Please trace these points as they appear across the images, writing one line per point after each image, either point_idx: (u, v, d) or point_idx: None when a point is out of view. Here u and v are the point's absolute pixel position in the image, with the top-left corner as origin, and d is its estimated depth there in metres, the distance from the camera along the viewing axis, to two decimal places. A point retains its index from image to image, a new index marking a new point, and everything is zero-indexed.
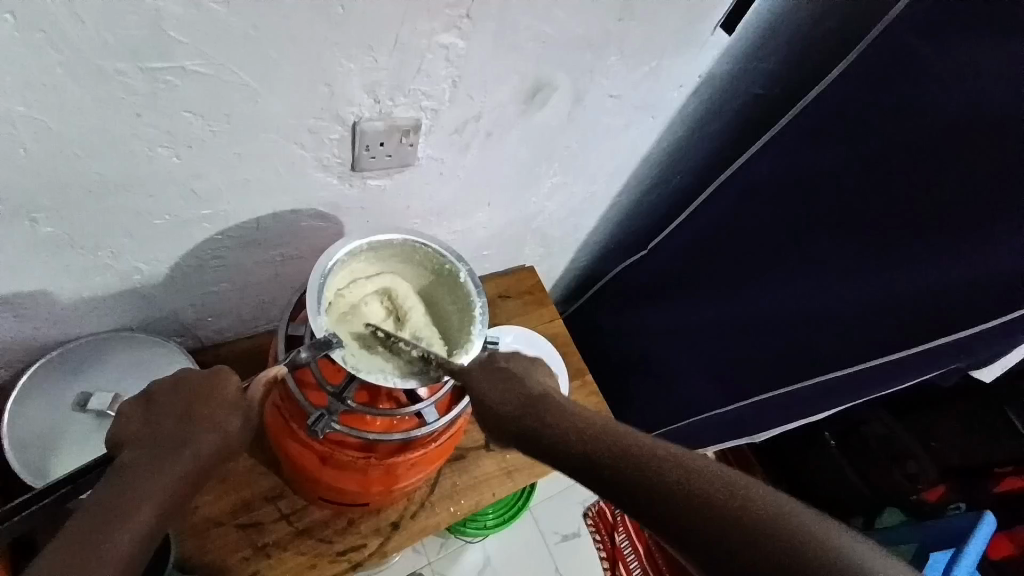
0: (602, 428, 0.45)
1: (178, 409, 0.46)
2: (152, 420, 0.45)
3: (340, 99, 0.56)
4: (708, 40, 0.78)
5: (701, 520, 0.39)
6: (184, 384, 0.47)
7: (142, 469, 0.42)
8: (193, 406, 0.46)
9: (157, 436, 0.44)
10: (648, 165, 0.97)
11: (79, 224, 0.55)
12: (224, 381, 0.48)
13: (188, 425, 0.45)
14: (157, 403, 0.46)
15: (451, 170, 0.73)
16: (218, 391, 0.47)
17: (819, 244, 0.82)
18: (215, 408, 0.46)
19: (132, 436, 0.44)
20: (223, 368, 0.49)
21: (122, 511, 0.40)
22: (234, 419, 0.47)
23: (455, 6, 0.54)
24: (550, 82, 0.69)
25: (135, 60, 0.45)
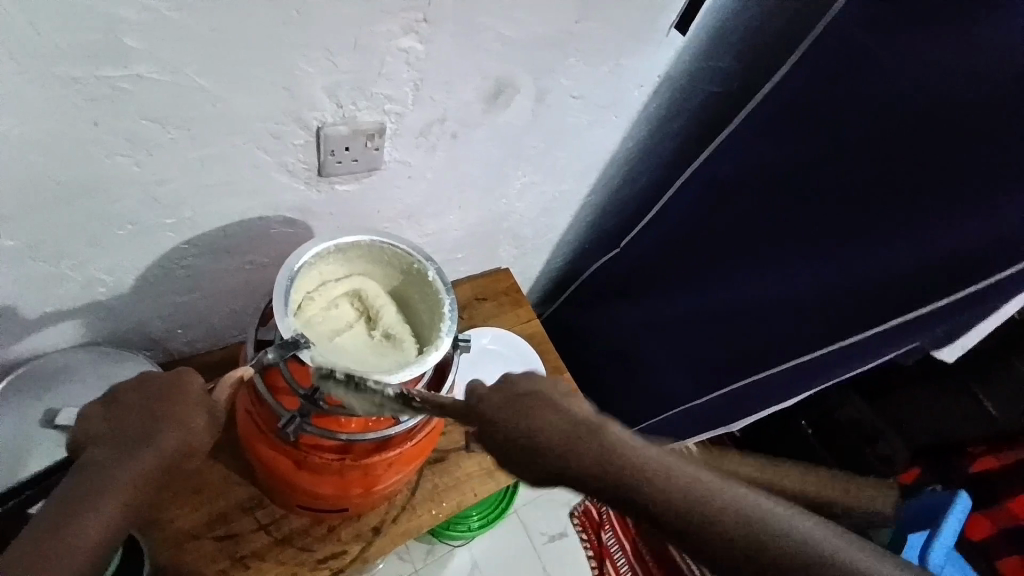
0: (641, 479, 0.34)
1: (141, 410, 0.45)
2: (115, 422, 0.44)
3: (302, 103, 0.56)
4: (664, 40, 0.81)
5: None
6: (149, 384, 0.47)
7: (103, 472, 0.42)
8: (157, 407, 0.45)
9: (119, 438, 0.44)
10: (615, 164, 1.00)
11: (39, 235, 0.54)
12: (188, 383, 0.47)
13: (150, 426, 0.44)
14: (120, 404, 0.45)
15: (419, 173, 0.74)
16: (183, 391, 0.47)
17: (780, 233, 0.85)
18: (179, 407, 0.46)
19: (95, 438, 0.44)
20: (186, 370, 0.48)
21: (83, 512, 0.40)
22: (199, 419, 0.46)
23: (412, 9, 0.55)
24: (513, 83, 0.71)
25: (91, 68, 0.45)
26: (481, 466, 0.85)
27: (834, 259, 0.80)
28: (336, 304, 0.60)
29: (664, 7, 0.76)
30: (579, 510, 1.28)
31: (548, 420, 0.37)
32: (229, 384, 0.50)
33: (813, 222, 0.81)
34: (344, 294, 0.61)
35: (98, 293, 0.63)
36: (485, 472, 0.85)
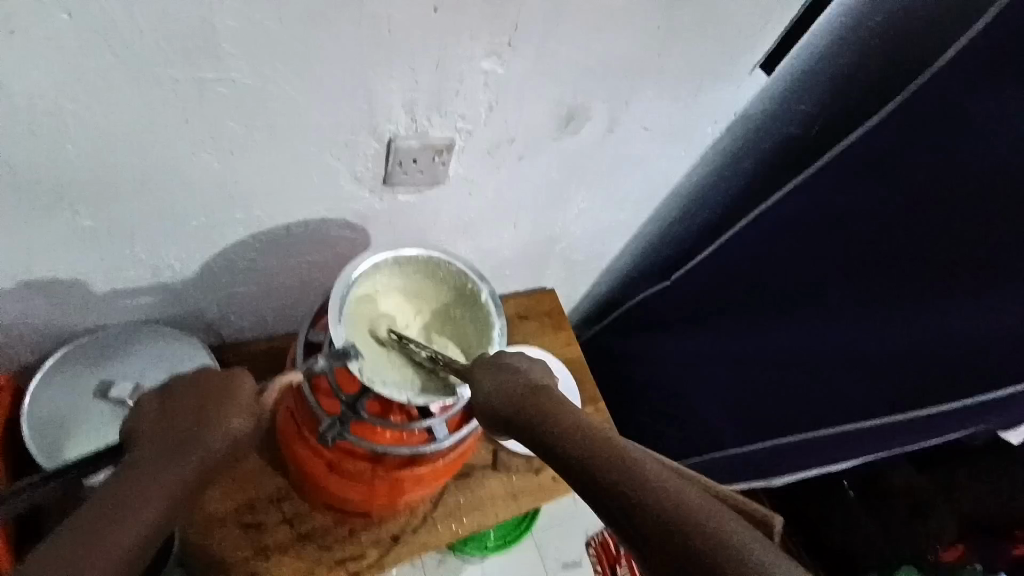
0: (641, 475, 0.38)
1: (192, 405, 0.45)
2: (167, 416, 0.45)
3: (378, 116, 0.57)
4: (747, 78, 0.78)
5: (663, 528, 0.36)
6: (202, 382, 0.47)
7: (150, 466, 0.41)
8: (207, 404, 0.46)
9: (170, 432, 0.44)
10: (676, 196, 0.97)
11: (117, 218, 0.56)
12: (239, 382, 0.48)
13: (199, 422, 0.44)
14: (173, 400, 0.46)
15: (479, 190, 0.74)
16: (233, 392, 0.47)
17: (847, 290, 0.81)
18: (227, 407, 0.46)
19: (148, 431, 0.44)
20: (239, 370, 0.49)
21: (130, 503, 0.39)
22: (244, 422, 0.46)
23: (497, 33, 0.55)
24: (585, 111, 0.70)
25: (189, 68, 0.46)
26: (505, 488, 0.85)
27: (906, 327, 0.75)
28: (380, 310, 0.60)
29: (751, 45, 0.73)
30: (596, 539, 1.22)
31: (571, 418, 0.45)
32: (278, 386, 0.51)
33: (885, 283, 0.77)
34: (386, 300, 0.60)
35: (164, 276, 0.66)
36: (509, 495, 0.84)
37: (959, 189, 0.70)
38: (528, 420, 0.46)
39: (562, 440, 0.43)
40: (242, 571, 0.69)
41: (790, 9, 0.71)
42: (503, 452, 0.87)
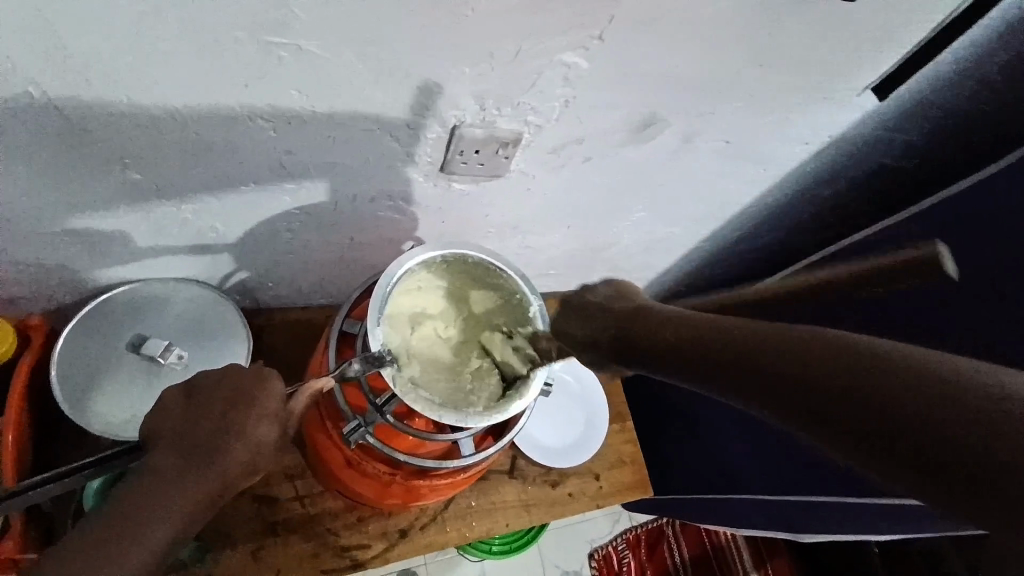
0: (726, 328, 0.39)
1: (214, 410, 0.44)
2: (187, 419, 0.44)
3: (445, 100, 0.53)
4: (853, 101, 0.70)
5: (774, 378, 0.36)
6: (229, 381, 0.46)
7: (166, 479, 0.41)
8: (230, 410, 0.44)
9: (188, 439, 0.43)
10: (744, 216, 0.90)
11: (165, 176, 0.54)
12: (266, 386, 0.46)
13: (220, 433, 0.43)
14: (196, 400, 0.45)
15: (538, 188, 0.69)
16: (261, 396, 0.45)
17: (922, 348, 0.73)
18: (252, 415, 0.44)
19: (170, 435, 0.43)
20: (268, 371, 0.47)
21: (149, 516, 0.40)
22: (268, 433, 0.45)
23: (589, 25, 0.49)
24: (665, 117, 0.64)
25: (254, 31, 0.43)
26: (519, 497, 0.82)
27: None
28: (416, 317, 0.56)
29: (866, 65, 0.65)
30: (598, 552, 1.26)
31: (652, 317, 0.45)
32: (308, 394, 0.49)
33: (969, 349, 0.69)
34: (422, 305, 0.57)
35: (206, 238, 0.64)
36: (522, 504, 0.82)
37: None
38: (591, 318, 0.49)
39: (642, 334, 0.44)
40: (249, 543, 0.68)
41: (921, 30, 0.62)
42: (522, 459, 0.84)
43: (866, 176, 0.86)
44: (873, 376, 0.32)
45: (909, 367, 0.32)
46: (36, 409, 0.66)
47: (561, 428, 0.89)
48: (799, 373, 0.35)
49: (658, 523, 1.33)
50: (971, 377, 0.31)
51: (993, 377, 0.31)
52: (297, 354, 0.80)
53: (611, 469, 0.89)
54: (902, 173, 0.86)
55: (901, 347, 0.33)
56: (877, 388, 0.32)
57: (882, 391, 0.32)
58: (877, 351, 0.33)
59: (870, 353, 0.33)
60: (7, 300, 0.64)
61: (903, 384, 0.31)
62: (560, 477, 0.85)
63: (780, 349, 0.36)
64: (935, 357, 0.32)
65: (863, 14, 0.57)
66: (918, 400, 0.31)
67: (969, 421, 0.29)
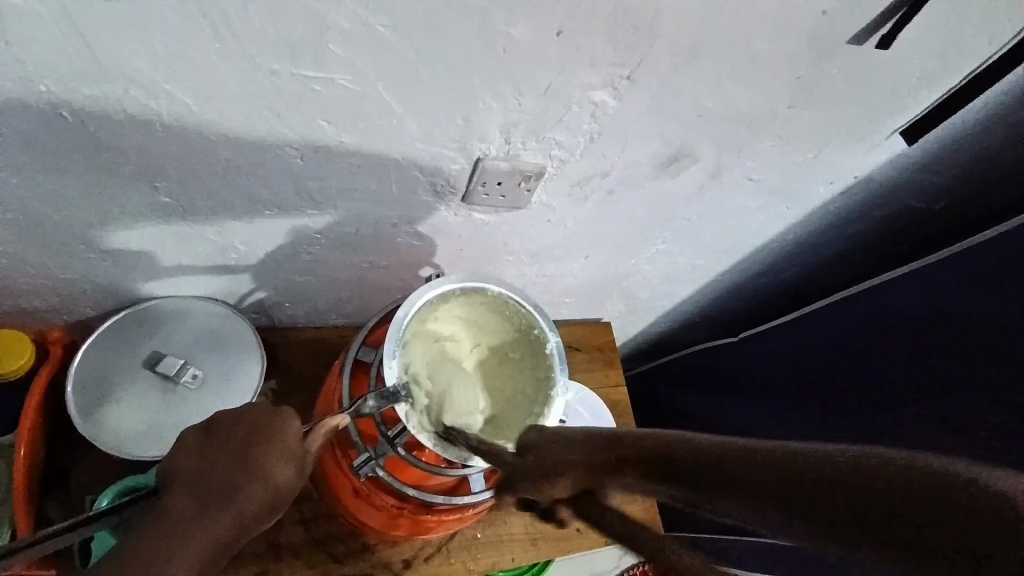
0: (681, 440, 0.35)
1: (234, 449, 0.45)
2: (207, 458, 0.44)
3: (473, 134, 0.53)
4: (882, 142, 0.69)
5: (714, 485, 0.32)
6: (249, 420, 0.46)
7: (181, 521, 0.41)
8: (249, 449, 0.45)
9: (207, 478, 0.43)
10: (765, 251, 0.89)
11: (193, 197, 0.54)
12: (285, 424, 0.47)
13: (241, 470, 0.44)
14: (216, 438, 0.45)
15: (559, 219, 0.69)
16: (280, 435, 0.46)
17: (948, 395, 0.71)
18: (271, 455, 0.45)
19: (187, 475, 0.43)
20: (288, 410, 0.48)
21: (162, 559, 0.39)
22: (286, 473, 0.45)
23: (620, 65, 0.49)
24: (691, 155, 0.63)
25: (290, 64, 0.43)
26: (526, 531, 0.80)
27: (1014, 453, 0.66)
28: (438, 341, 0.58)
29: (896, 109, 0.64)
30: None
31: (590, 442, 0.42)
32: (322, 432, 0.48)
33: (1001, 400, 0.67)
34: (446, 330, 0.58)
35: (228, 258, 0.64)
36: (529, 538, 0.80)
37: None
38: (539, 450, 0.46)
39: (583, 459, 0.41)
40: (252, 566, 0.67)
41: (953, 77, 0.61)
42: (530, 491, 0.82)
43: (891, 216, 0.84)
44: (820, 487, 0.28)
45: (858, 467, 0.27)
46: (49, 421, 0.66)
47: None
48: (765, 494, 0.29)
49: None
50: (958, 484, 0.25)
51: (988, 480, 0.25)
52: (309, 374, 0.80)
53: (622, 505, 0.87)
54: (928, 215, 0.84)
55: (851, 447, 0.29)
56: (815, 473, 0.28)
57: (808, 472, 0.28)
58: (842, 466, 0.28)
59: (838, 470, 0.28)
60: (30, 311, 0.64)
61: (850, 475, 0.27)
62: None
63: (797, 479, 0.28)
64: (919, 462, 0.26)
65: (895, 59, 0.57)
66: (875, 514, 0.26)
67: (925, 514, 0.25)
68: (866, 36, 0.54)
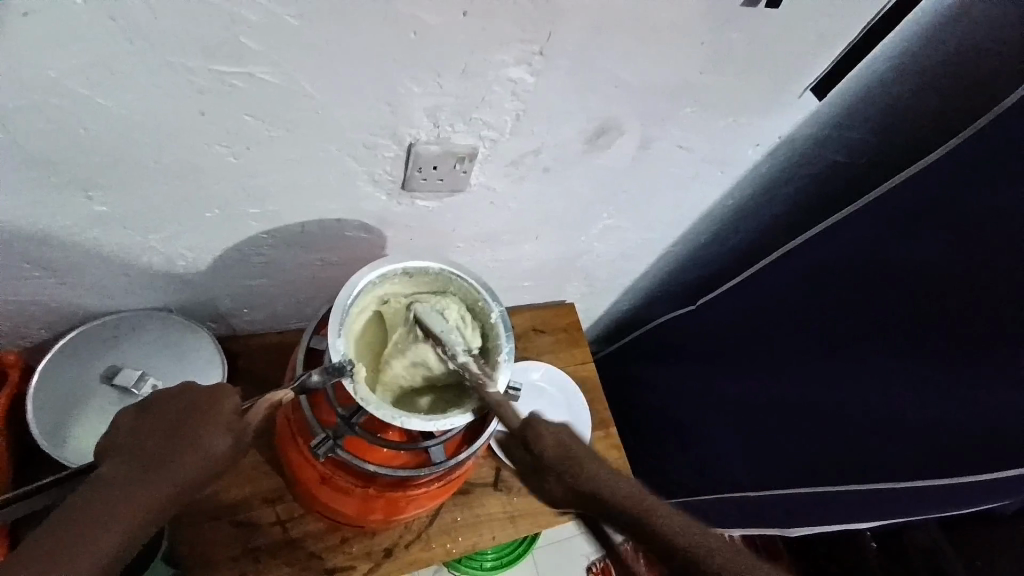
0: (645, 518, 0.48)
1: (170, 423, 0.46)
2: (142, 431, 0.45)
3: (399, 119, 0.55)
4: (796, 101, 0.74)
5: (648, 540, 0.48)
6: (184, 396, 0.47)
7: (116, 486, 0.42)
8: (185, 421, 0.46)
9: (140, 448, 0.44)
10: (709, 219, 0.93)
11: (132, 206, 0.55)
12: (222, 401, 0.47)
13: (174, 440, 0.45)
14: (152, 413, 0.46)
15: (502, 201, 0.72)
16: (216, 408, 0.47)
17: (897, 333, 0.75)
18: (206, 425, 0.46)
19: (122, 447, 0.44)
20: (224, 387, 0.48)
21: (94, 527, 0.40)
22: (221, 442, 0.46)
23: (530, 41, 0.52)
24: (618, 126, 0.67)
25: (207, 62, 0.45)
26: (504, 509, 0.82)
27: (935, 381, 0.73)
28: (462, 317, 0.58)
29: (803, 67, 0.69)
30: (596, 566, 1.24)
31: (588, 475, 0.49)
32: (265, 405, 0.49)
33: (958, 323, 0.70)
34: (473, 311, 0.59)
35: (178, 266, 0.65)
36: (507, 516, 0.82)
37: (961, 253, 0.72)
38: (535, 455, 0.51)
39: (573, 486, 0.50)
40: (229, 570, 0.68)
41: (849, 33, 0.66)
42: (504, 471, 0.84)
43: (820, 173, 0.89)
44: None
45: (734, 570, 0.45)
46: (13, 446, 0.66)
47: None
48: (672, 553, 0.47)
49: None
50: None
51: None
52: (275, 379, 0.81)
53: None
54: (855, 169, 0.89)
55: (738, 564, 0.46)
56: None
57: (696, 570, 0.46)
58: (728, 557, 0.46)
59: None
60: None
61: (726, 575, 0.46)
62: None
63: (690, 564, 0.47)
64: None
65: (791, 19, 0.61)
66: None
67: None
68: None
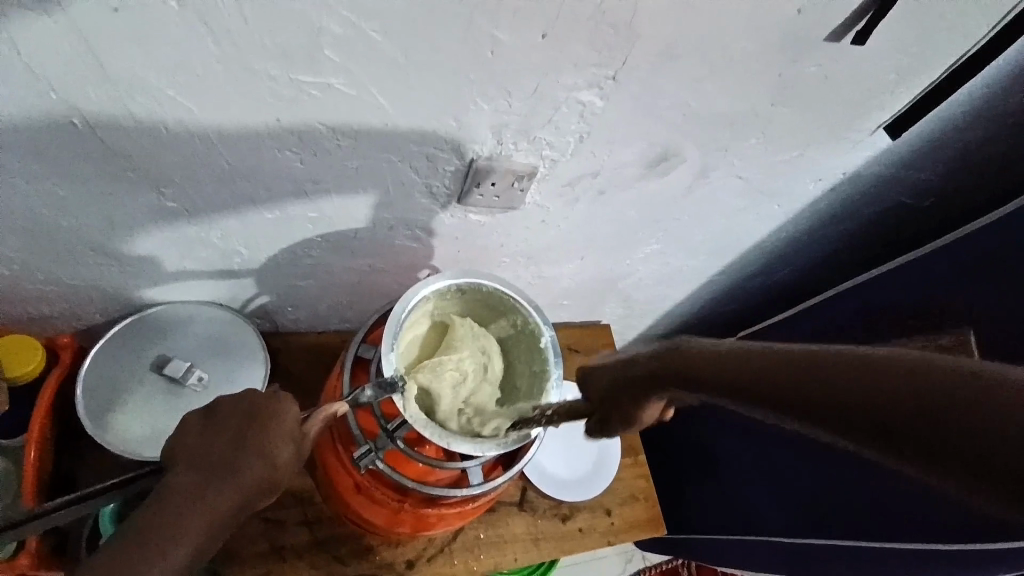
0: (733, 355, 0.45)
1: (236, 428, 0.46)
2: (206, 438, 0.45)
3: (464, 135, 0.55)
4: (867, 138, 0.71)
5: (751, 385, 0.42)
6: (247, 403, 0.48)
7: (183, 499, 0.42)
8: (251, 428, 0.46)
9: (206, 454, 0.45)
10: (760, 250, 0.90)
11: (196, 202, 0.56)
12: (285, 409, 0.49)
13: (239, 448, 0.45)
14: (219, 418, 0.47)
15: (552, 220, 0.71)
16: (280, 416, 0.48)
17: None
18: (271, 434, 0.47)
19: (188, 454, 0.44)
20: (285, 394, 0.50)
21: (165, 538, 0.41)
22: (285, 451, 0.47)
23: (603, 65, 0.52)
24: (679, 153, 0.65)
25: (287, 69, 0.45)
26: (529, 530, 0.80)
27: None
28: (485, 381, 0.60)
29: (878, 104, 0.66)
30: None
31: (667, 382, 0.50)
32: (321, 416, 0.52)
33: None
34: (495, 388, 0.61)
35: (232, 262, 0.66)
36: (532, 539, 0.80)
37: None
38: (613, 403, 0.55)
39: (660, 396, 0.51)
40: (256, 567, 0.68)
41: (932, 72, 0.63)
42: (531, 491, 0.83)
43: (881, 213, 0.86)
44: (859, 380, 0.37)
45: (862, 386, 0.36)
46: (58, 425, 0.67)
47: (574, 459, 0.88)
48: (788, 381, 0.40)
49: (673, 564, 1.29)
50: (878, 394, 0.36)
51: (990, 372, 0.34)
52: (312, 378, 0.81)
53: (624, 505, 0.87)
54: (917, 212, 0.86)
55: (825, 350, 0.40)
56: (892, 395, 0.35)
57: (835, 391, 0.37)
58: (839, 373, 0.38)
59: (865, 361, 0.37)
60: (39, 319, 0.67)
61: (881, 400, 0.35)
62: (570, 511, 0.84)
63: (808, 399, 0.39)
64: (879, 355, 0.37)
65: (872, 56, 0.59)
66: (881, 410, 0.35)
67: (879, 421, 0.35)
68: (843, 32, 0.55)
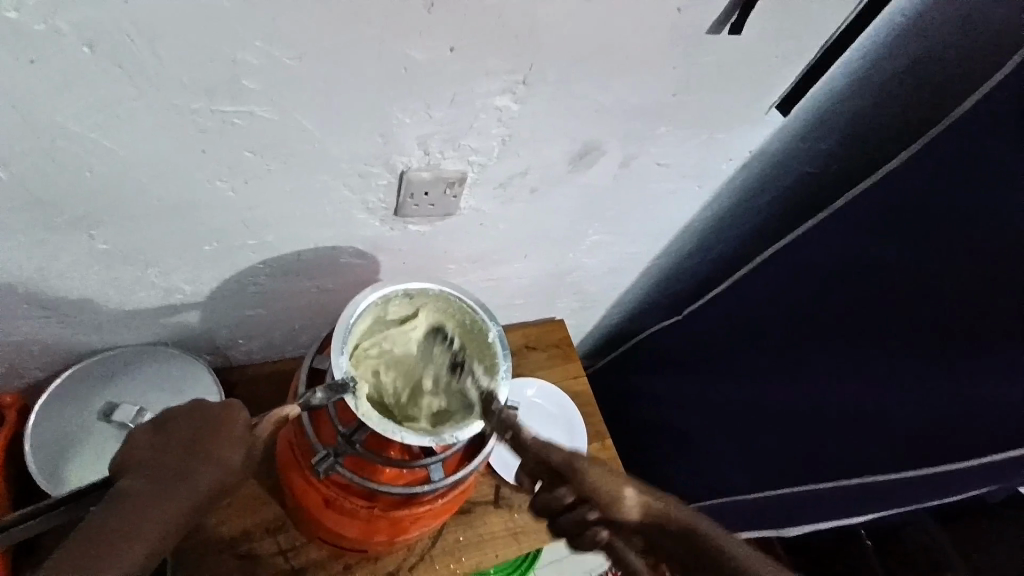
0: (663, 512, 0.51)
1: (188, 439, 0.47)
2: (158, 451, 0.46)
3: (392, 150, 0.58)
4: (765, 118, 0.78)
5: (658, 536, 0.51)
6: (199, 415, 0.49)
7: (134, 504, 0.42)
8: (202, 437, 0.47)
9: (158, 464, 0.45)
10: (691, 231, 0.97)
11: (132, 241, 0.57)
12: (234, 415, 0.50)
13: (195, 456, 0.46)
14: (170, 431, 0.48)
15: (491, 222, 0.74)
16: (229, 424, 0.49)
17: (880, 329, 0.79)
18: (221, 440, 0.47)
19: (139, 466, 0.45)
20: (235, 403, 0.51)
21: (114, 540, 0.40)
22: (237, 455, 0.48)
23: (513, 72, 0.56)
24: (599, 146, 0.70)
25: (209, 102, 0.47)
26: (507, 527, 0.82)
27: (907, 377, 0.76)
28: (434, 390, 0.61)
29: (769, 85, 0.73)
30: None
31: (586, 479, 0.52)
32: (272, 421, 0.53)
33: (929, 326, 0.73)
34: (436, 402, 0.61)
35: (175, 299, 0.66)
36: (511, 533, 0.81)
37: (924, 252, 0.74)
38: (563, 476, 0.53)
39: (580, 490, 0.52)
40: None
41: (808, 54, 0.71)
42: (505, 488, 0.84)
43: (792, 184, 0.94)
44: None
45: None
46: (10, 488, 0.65)
47: None
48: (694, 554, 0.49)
49: None
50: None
51: None
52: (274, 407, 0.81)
53: None
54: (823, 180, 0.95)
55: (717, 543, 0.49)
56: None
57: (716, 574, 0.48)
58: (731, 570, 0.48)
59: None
60: None
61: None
62: None
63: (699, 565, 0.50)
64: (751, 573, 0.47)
65: (753, 44, 0.66)
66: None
67: None
68: (722, 24, 0.61)
